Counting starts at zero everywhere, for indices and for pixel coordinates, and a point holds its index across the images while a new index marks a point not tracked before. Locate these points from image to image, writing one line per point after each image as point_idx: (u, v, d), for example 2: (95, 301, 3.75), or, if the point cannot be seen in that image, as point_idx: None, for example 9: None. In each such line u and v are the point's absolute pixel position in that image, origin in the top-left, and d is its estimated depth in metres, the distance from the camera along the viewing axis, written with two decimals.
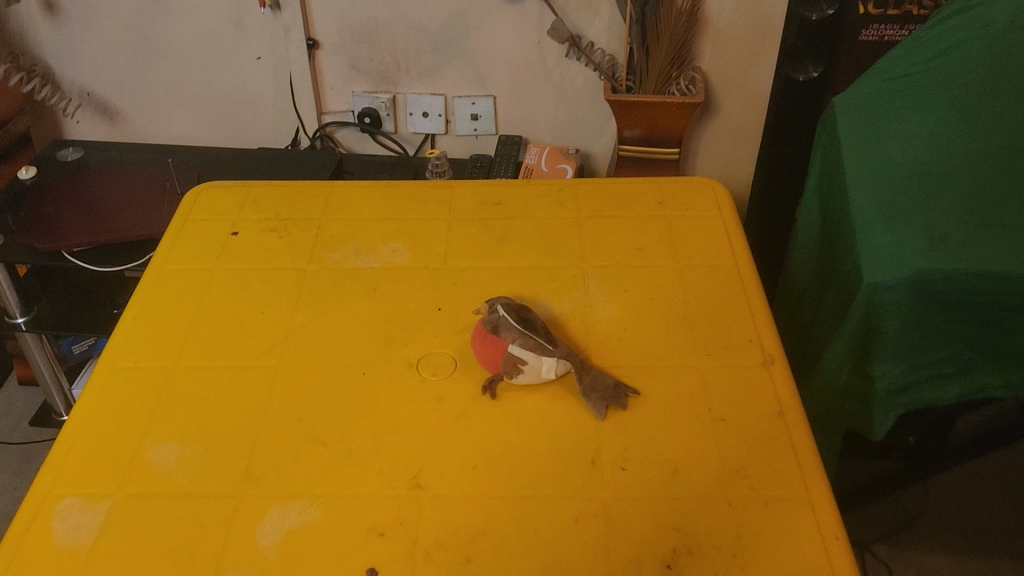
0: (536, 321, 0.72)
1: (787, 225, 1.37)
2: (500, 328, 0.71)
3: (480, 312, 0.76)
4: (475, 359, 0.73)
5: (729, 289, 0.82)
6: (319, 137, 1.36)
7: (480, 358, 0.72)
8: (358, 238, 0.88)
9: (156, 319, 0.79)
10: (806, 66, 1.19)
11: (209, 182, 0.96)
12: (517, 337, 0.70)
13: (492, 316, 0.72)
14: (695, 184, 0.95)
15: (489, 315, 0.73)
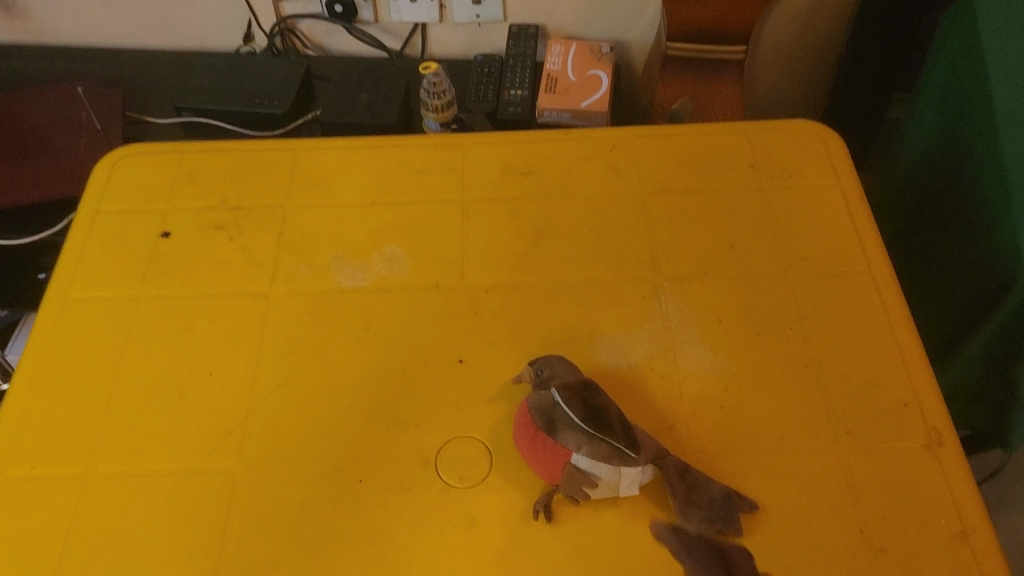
0: (606, 401, 0.49)
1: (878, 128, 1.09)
2: (558, 427, 0.48)
3: (523, 380, 0.53)
4: (523, 458, 0.51)
5: (863, 313, 0.58)
6: (278, 32, 1.05)
7: (533, 462, 0.50)
8: (337, 238, 0.63)
9: (63, 392, 0.56)
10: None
11: (129, 144, 0.70)
12: (583, 442, 0.47)
13: (543, 404, 0.49)
14: (798, 128, 0.69)
15: (538, 401, 0.50)
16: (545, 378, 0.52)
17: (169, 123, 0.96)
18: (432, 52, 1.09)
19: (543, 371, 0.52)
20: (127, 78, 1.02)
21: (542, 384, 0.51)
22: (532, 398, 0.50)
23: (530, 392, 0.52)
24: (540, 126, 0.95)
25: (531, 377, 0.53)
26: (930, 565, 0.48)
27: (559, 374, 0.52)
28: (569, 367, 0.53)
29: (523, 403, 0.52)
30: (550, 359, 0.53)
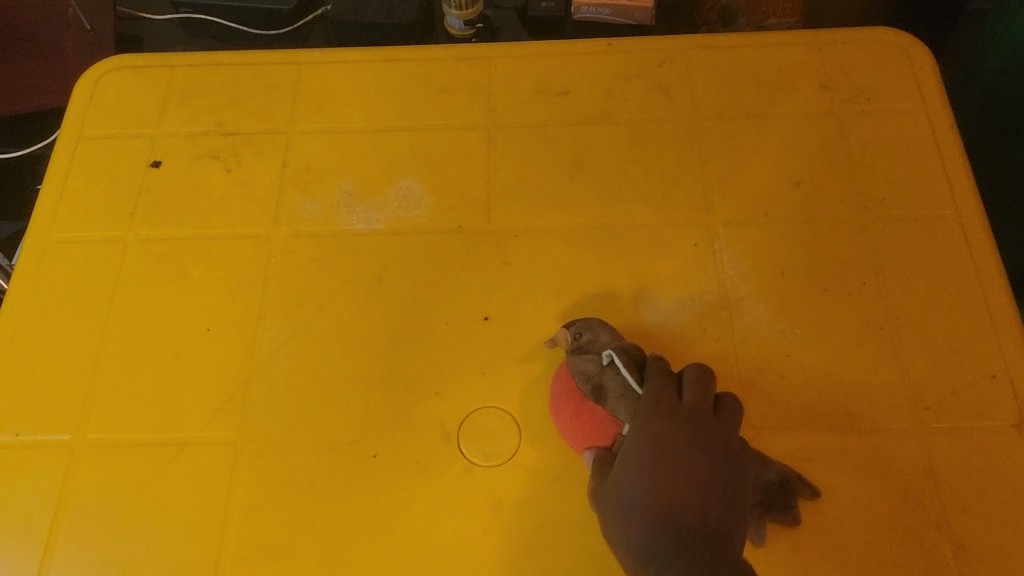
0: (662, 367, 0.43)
1: None
2: (609, 396, 0.42)
3: (557, 343, 0.47)
4: (561, 430, 0.45)
5: (948, 267, 0.51)
6: None
7: (572, 437, 0.44)
8: (349, 170, 0.56)
9: (48, 349, 0.51)
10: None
11: (117, 59, 0.62)
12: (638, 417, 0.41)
13: (590, 372, 0.43)
14: (877, 43, 0.59)
15: (581, 367, 0.43)
16: (586, 341, 0.45)
17: (165, 20, 0.87)
18: None
19: (583, 333, 0.45)
20: None
21: (583, 348, 0.44)
22: (572, 365, 0.44)
23: (567, 358, 0.45)
24: (574, 26, 0.83)
25: (566, 342, 0.46)
26: (1015, 568, 0.43)
27: (603, 336, 0.45)
28: (611, 329, 0.46)
29: (559, 369, 0.45)
30: (589, 320, 0.46)
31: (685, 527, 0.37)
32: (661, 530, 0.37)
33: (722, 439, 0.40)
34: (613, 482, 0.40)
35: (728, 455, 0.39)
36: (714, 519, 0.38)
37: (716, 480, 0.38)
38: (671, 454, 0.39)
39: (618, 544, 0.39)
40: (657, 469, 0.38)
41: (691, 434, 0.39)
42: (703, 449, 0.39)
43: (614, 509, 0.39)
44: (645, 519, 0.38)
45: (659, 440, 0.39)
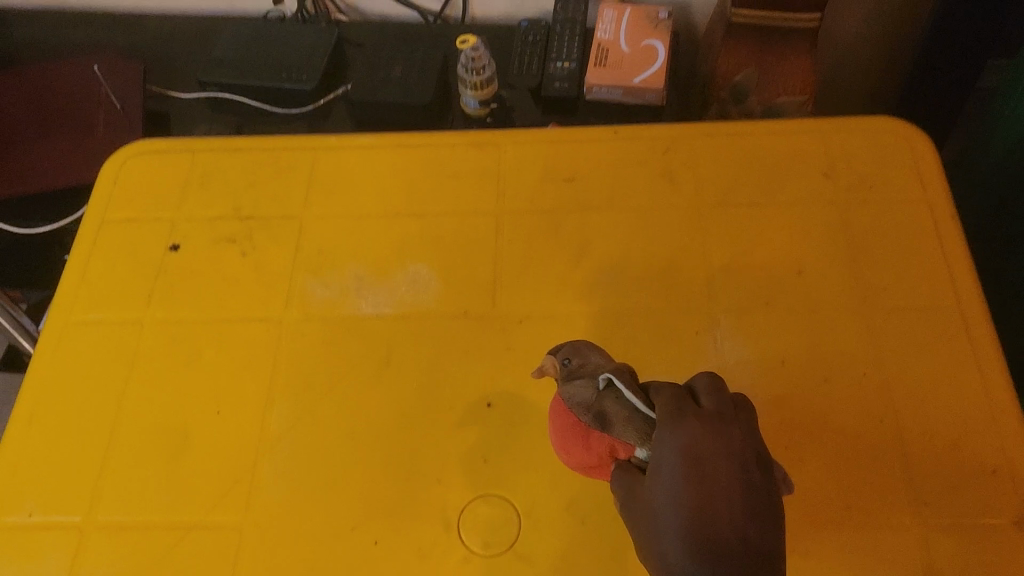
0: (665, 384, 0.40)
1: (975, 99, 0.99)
2: (613, 422, 0.39)
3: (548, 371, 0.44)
4: (575, 460, 0.42)
5: (949, 358, 0.51)
6: None
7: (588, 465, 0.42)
8: (361, 253, 0.58)
9: (64, 430, 0.52)
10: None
11: (140, 143, 0.65)
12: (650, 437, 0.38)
13: (588, 398, 0.40)
14: (880, 132, 0.61)
15: (578, 393, 0.40)
16: (579, 366, 0.42)
17: (193, 98, 0.91)
18: (474, 13, 1.00)
19: (572, 358, 0.43)
20: (150, 49, 0.97)
21: (575, 374, 0.42)
22: (568, 392, 0.41)
23: (560, 388, 0.43)
24: (589, 104, 0.87)
25: (556, 369, 0.43)
26: None
27: (596, 360, 0.42)
28: (602, 351, 0.44)
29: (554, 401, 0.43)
30: (579, 344, 0.44)
31: (726, 532, 0.32)
32: (702, 534, 0.32)
33: (755, 446, 0.35)
34: (646, 502, 0.35)
35: (761, 461, 0.35)
36: (758, 526, 0.33)
37: (754, 485, 0.34)
38: (702, 458, 0.34)
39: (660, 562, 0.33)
40: (688, 476, 0.34)
41: (721, 438, 0.34)
42: (736, 456, 0.34)
43: (652, 528, 0.34)
44: (682, 527, 0.33)
45: (687, 448, 0.34)
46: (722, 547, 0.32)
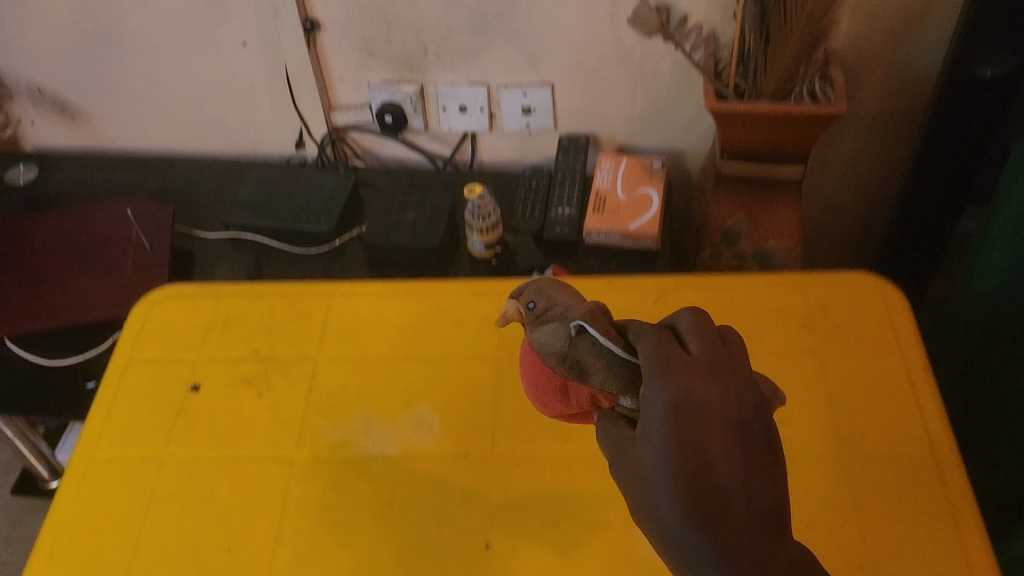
0: (639, 323, 0.43)
1: (952, 242, 1.05)
2: (590, 369, 0.43)
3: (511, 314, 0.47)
4: (544, 403, 0.47)
5: (924, 508, 0.53)
6: (329, 140, 1.09)
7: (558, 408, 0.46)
8: (368, 399, 0.61)
9: (79, 566, 0.55)
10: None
11: (165, 287, 0.70)
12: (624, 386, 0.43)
13: (560, 344, 0.44)
14: (853, 287, 0.65)
15: (549, 339, 0.44)
16: (545, 312, 0.46)
17: (217, 237, 0.97)
18: (482, 159, 1.10)
19: (537, 302, 0.46)
20: (180, 190, 1.04)
21: (542, 322, 0.45)
22: (538, 345, 0.45)
23: (529, 338, 0.46)
24: (589, 249, 0.92)
25: (523, 314, 0.46)
26: None
27: (559, 301, 0.46)
28: (564, 287, 0.47)
29: (523, 351, 0.47)
30: (541, 286, 0.47)
31: (717, 490, 0.37)
32: (693, 489, 0.37)
33: (741, 390, 0.39)
34: (637, 452, 0.40)
35: (749, 403, 0.39)
36: (750, 479, 0.38)
37: (743, 428, 0.39)
38: (691, 413, 0.38)
39: (651, 509, 0.39)
40: (678, 431, 0.38)
41: (709, 390, 0.39)
42: (722, 410, 0.38)
43: (643, 478, 0.39)
44: (677, 486, 0.38)
45: (676, 403, 0.38)
46: (720, 500, 0.37)
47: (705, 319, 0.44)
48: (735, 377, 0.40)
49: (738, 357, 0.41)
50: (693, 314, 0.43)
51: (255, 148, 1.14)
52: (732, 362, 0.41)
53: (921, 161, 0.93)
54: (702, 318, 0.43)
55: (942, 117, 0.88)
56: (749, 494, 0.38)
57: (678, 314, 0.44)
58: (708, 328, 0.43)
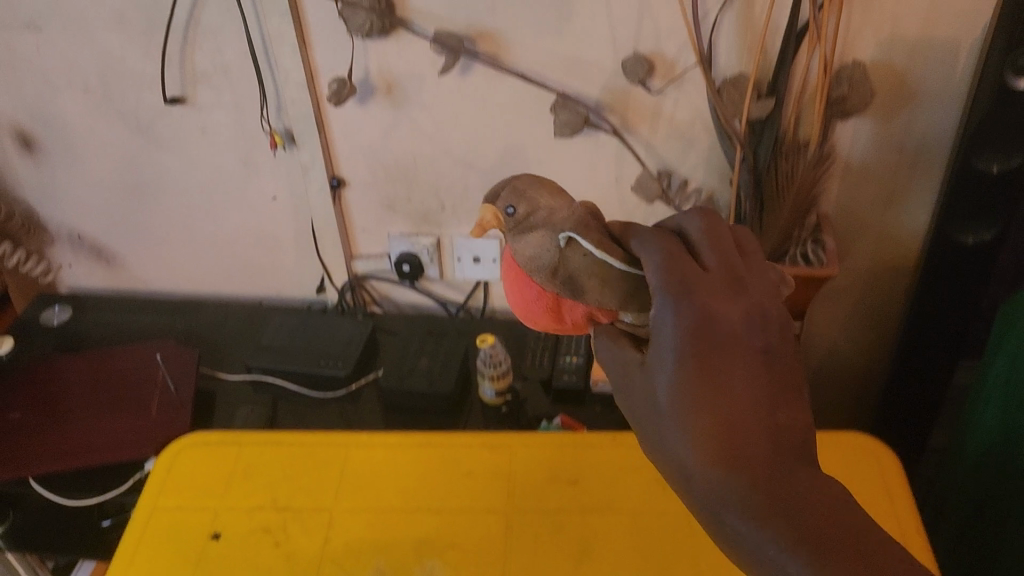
0: (645, 232, 0.50)
1: (950, 394, 1.08)
2: (580, 277, 0.52)
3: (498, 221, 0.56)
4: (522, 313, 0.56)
5: None
6: (350, 286, 1.15)
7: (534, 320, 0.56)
8: (382, 550, 0.64)
9: None
10: (989, 153, 0.84)
11: (197, 432, 0.74)
12: (609, 292, 0.52)
13: (551, 259, 0.52)
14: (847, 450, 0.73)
15: (539, 250, 0.53)
16: (529, 222, 0.54)
17: (238, 379, 1.02)
18: (494, 305, 1.15)
19: (517, 208, 0.55)
20: (205, 333, 1.09)
21: (527, 231, 0.54)
22: (526, 254, 0.53)
23: (515, 244, 0.55)
24: (596, 396, 0.96)
25: (505, 219, 0.56)
26: None
27: (540, 207, 0.54)
28: (543, 190, 0.55)
29: (512, 266, 0.55)
30: (520, 192, 0.55)
31: (733, 407, 0.44)
32: (715, 411, 0.43)
33: (750, 305, 0.46)
34: (649, 363, 0.47)
35: (764, 327, 0.46)
36: (765, 397, 0.44)
37: (752, 343, 0.45)
38: (704, 333, 0.45)
39: (661, 423, 0.45)
40: (695, 347, 0.44)
41: (717, 310, 0.45)
42: (735, 325, 0.45)
43: (655, 386, 0.46)
44: (691, 398, 0.44)
45: (692, 319, 0.45)
46: (730, 412, 0.43)
47: (716, 224, 0.51)
48: (745, 296, 0.47)
49: (745, 269, 0.49)
50: (702, 224, 0.51)
51: (277, 292, 1.20)
52: (738, 273, 0.48)
53: (913, 319, 0.98)
54: (713, 227, 0.50)
55: (930, 277, 0.94)
56: (768, 419, 0.44)
57: (686, 220, 0.51)
58: (722, 236, 0.50)
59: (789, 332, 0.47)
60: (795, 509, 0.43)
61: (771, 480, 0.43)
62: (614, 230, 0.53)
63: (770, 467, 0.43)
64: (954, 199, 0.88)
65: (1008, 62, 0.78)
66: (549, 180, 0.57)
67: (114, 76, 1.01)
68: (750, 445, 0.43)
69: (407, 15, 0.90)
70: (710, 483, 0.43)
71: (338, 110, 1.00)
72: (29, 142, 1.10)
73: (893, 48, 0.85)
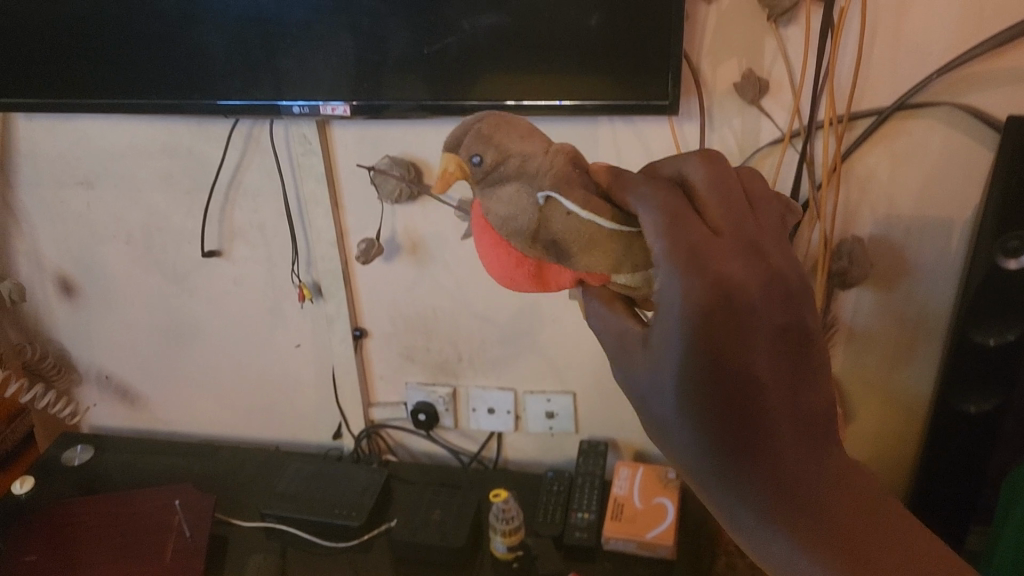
0: (643, 187, 0.47)
1: None
2: (565, 245, 0.50)
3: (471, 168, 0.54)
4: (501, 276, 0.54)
5: None
6: (365, 435, 1.16)
7: (516, 282, 0.54)
8: None
9: None
10: (986, 327, 0.88)
11: None
12: (598, 256, 0.50)
13: (530, 222, 0.50)
14: None
15: (517, 209, 0.50)
16: (498, 172, 0.52)
17: (253, 526, 1.03)
18: (507, 456, 1.16)
19: (484, 156, 0.53)
20: (221, 478, 1.11)
21: (498, 182, 0.52)
22: (499, 214, 0.51)
23: (486, 198, 0.53)
24: (607, 554, 0.96)
25: (471, 168, 0.53)
26: None
27: (510, 155, 0.52)
28: (512, 134, 0.53)
29: (482, 222, 0.54)
30: (486, 137, 0.53)
31: (748, 391, 0.43)
32: (726, 396, 0.43)
33: (767, 273, 0.45)
34: (653, 348, 0.46)
35: (783, 299, 0.45)
36: (777, 375, 0.44)
37: (767, 318, 0.44)
38: (715, 310, 0.43)
39: (670, 417, 0.45)
40: (709, 338, 0.43)
41: (729, 281, 0.44)
42: (753, 300, 0.44)
43: (661, 373, 0.46)
44: (697, 381, 0.44)
45: (704, 298, 0.43)
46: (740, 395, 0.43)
47: (720, 171, 0.48)
48: (763, 261, 0.45)
49: (758, 225, 0.47)
50: (706, 171, 0.48)
51: (294, 438, 1.23)
52: (751, 234, 0.46)
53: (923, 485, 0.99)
54: (718, 176, 0.48)
55: (937, 445, 0.95)
56: (787, 403, 0.44)
57: (689, 163, 0.49)
58: (730, 185, 0.48)
59: (807, 297, 0.46)
60: (817, 504, 0.43)
61: (792, 475, 0.43)
62: (601, 180, 0.51)
63: (791, 458, 0.43)
64: (954, 370, 0.91)
65: (998, 244, 0.84)
66: (517, 117, 0.55)
67: (156, 229, 1.08)
68: (768, 440, 0.43)
69: (435, 183, 0.97)
70: (725, 485, 0.44)
71: (366, 267, 1.05)
72: (69, 288, 1.16)
73: (891, 225, 0.91)
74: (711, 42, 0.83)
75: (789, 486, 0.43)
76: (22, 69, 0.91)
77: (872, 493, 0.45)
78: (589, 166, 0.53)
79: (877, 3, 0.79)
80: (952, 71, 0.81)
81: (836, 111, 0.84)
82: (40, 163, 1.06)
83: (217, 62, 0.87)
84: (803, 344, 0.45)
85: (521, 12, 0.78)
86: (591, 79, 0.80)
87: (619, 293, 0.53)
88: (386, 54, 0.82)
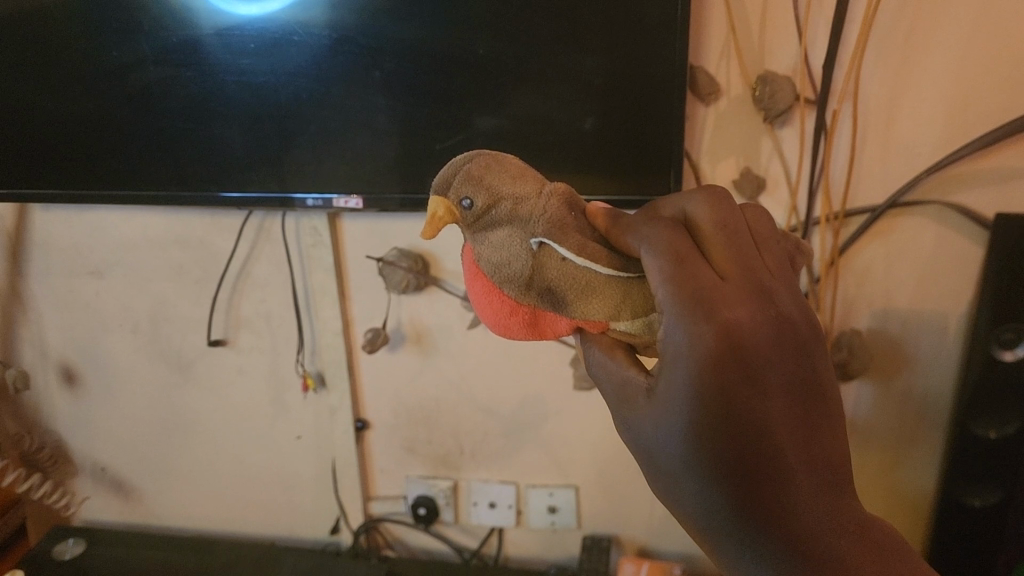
0: (644, 227, 0.48)
1: None
2: (561, 292, 0.49)
3: (460, 214, 0.50)
4: (489, 325, 0.52)
5: None
6: (364, 530, 1.15)
7: (507, 333, 0.52)
8: None
9: None
10: (985, 419, 0.89)
11: None
12: (596, 299, 0.49)
13: (524, 268, 0.48)
14: None
15: (511, 258, 0.48)
16: (491, 217, 0.49)
17: None
18: (508, 552, 1.15)
19: (475, 200, 0.49)
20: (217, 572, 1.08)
21: (490, 228, 0.49)
22: (492, 259, 0.49)
23: (477, 243, 0.50)
24: None
25: (462, 213, 0.50)
26: None
27: (503, 199, 0.49)
28: (503, 175, 0.50)
29: (474, 270, 0.51)
30: (477, 179, 0.49)
31: (760, 439, 0.45)
32: (735, 444, 0.46)
33: (775, 316, 0.47)
34: (661, 396, 0.48)
35: (794, 347, 0.47)
36: (791, 421, 0.46)
37: (780, 365, 0.46)
38: (725, 357, 0.45)
39: (676, 465, 0.48)
40: (720, 384, 0.45)
41: (742, 329, 0.46)
42: (763, 347, 0.46)
43: (670, 419, 0.47)
44: (708, 428, 0.46)
45: (711, 343, 0.45)
46: (750, 441, 0.45)
47: (725, 210, 0.50)
48: (770, 305, 0.47)
49: (764, 268, 0.49)
50: (709, 211, 0.50)
51: (291, 533, 1.21)
52: (758, 278, 0.48)
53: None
54: (722, 216, 0.50)
55: (940, 543, 0.95)
56: (801, 452, 0.46)
57: (692, 205, 0.50)
58: (736, 227, 0.50)
59: (814, 341, 0.48)
60: (827, 555, 0.46)
61: (805, 526, 0.46)
62: (599, 225, 0.50)
63: (807, 505, 0.46)
64: (957, 465, 0.91)
65: (993, 337, 0.86)
66: (506, 156, 0.52)
67: (163, 319, 1.09)
68: (777, 489, 0.46)
69: (441, 275, 0.99)
70: (735, 532, 0.46)
71: (370, 359, 1.06)
72: (71, 377, 1.16)
73: (887, 318, 0.93)
74: (709, 141, 0.87)
75: (800, 535, 0.46)
76: (43, 161, 0.94)
77: (878, 537, 0.48)
78: (582, 208, 0.51)
79: (866, 107, 0.83)
80: (939, 171, 0.84)
81: (832, 208, 0.88)
82: (52, 252, 1.08)
83: (233, 158, 0.90)
84: (810, 391, 0.47)
85: (529, 112, 0.81)
86: (595, 175, 0.83)
87: (619, 340, 0.52)
88: (399, 151, 0.86)
